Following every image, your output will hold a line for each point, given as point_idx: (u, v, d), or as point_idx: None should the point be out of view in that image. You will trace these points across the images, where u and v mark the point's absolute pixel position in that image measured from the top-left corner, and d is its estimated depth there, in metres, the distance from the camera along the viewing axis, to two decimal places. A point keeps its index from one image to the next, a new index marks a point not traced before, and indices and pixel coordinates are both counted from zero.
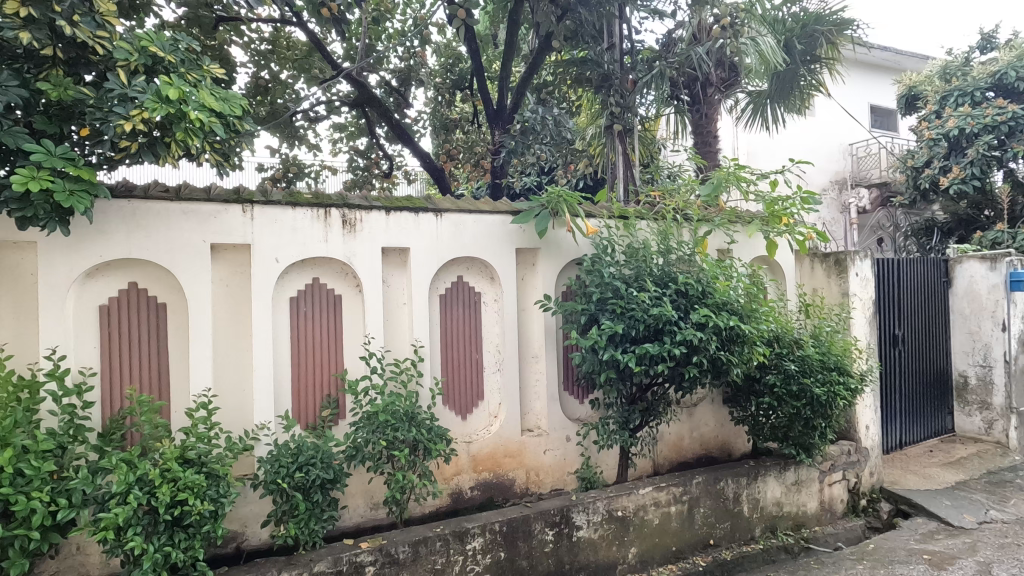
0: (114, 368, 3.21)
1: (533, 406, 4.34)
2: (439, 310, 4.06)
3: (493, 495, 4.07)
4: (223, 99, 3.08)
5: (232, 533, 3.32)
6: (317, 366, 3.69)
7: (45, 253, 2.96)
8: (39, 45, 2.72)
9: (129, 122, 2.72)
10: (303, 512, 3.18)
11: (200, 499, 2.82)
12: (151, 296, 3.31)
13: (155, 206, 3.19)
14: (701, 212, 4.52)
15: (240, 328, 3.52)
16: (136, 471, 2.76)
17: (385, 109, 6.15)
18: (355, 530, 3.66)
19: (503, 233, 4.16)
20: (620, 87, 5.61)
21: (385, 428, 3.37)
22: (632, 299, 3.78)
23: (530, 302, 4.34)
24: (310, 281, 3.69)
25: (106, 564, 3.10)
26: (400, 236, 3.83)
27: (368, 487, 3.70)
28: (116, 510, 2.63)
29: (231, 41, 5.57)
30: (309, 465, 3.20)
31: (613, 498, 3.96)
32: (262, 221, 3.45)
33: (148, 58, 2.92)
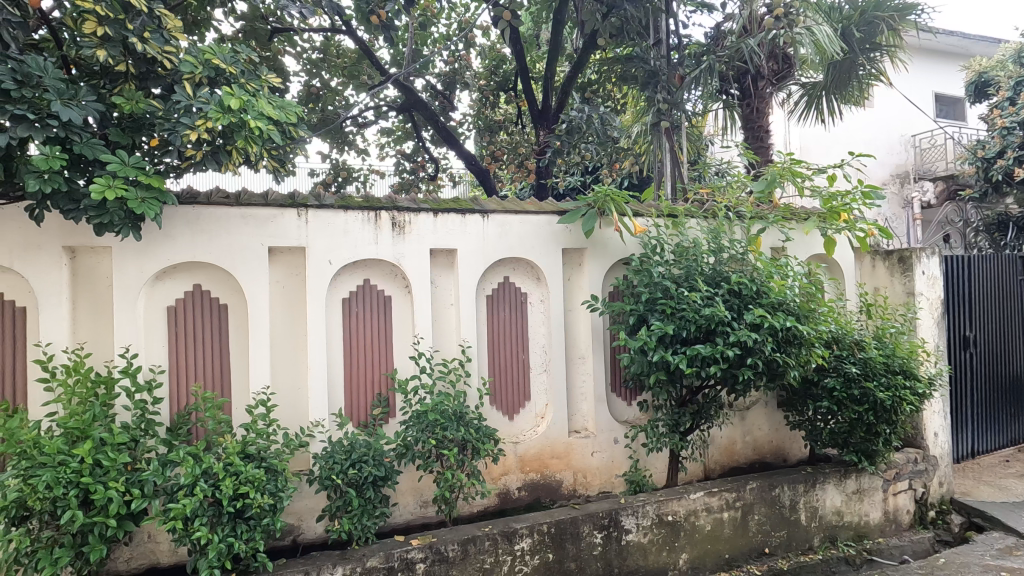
0: (181, 365, 3.38)
1: (580, 407, 4.31)
2: (486, 311, 4.08)
3: (540, 496, 4.07)
4: (279, 108, 3.21)
5: (289, 526, 3.44)
6: (368, 365, 3.78)
7: (121, 258, 3.16)
8: (114, 62, 2.89)
9: (195, 131, 2.86)
10: (357, 508, 3.26)
11: (260, 493, 2.94)
12: (214, 297, 3.47)
13: (218, 212, 3.34)
14: (755, 209, 4.37)
15: (296, 327, 3.65)
16: (202, 464, 2.90)
17: (431, 113, 6.24)
18: (405, 527, 3.72)
19: (549, 233, 4.14)
20: (667, 83, 5.48)
21: (434, 428, 3.42)
22: (682, 299, 3.70)
23: (577, 302, 4.30)
24: (361, 283, 3.78)
25: (174, 552, 3.26)
26: (448, 238, 3.88)
27: (418, 485, 3.76)
28: (184, 501, 2.77)
29: (285, 51, 5.77)
30: (362, 462, 3.28)
31: (663, 503, 3.88)
32: (316, 225, 3.56)
33: (211, 71, 3.07)
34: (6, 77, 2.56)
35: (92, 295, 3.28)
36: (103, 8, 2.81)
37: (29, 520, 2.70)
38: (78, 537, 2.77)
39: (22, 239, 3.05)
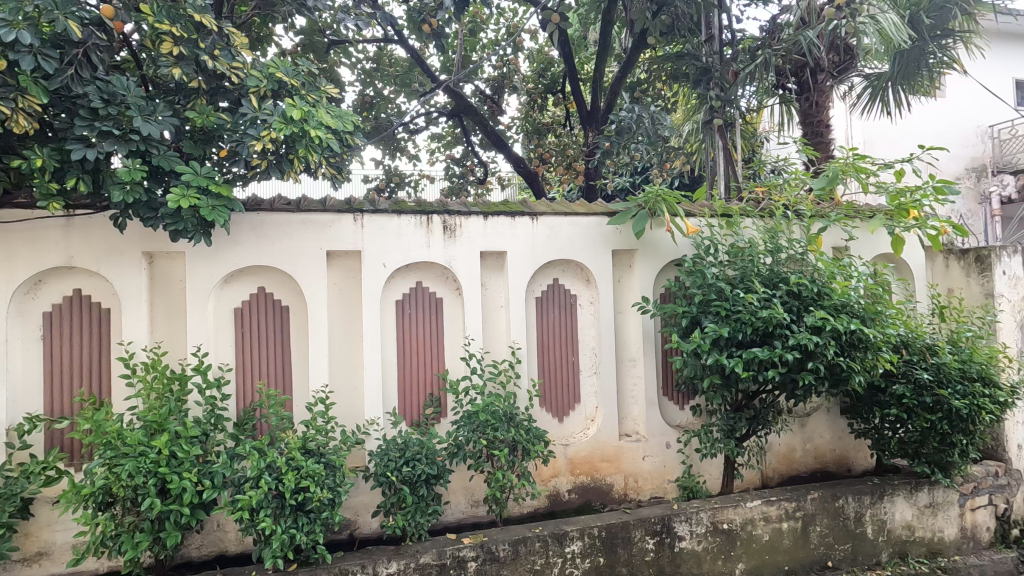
0: (246, 364, 3.56)
1: (631, 410, 4.25)
2: (535, 312, 4.10)
3: (590, 499, 4.04)
4: (337, 117, 3.34)
5: (346, 521, 3.56)
6: (420, 365, 3.86)
7: (193, 261, 3.37)
8: (188, 79, 3.08)
9: (260, 142, 3.02)
10: (410, 505, 3.34)
11: (320, 487, 3.05)
12: (276, 299, 3.64)
13: (280, 218, 3.51)
14: (815, 207, 4.19)
15: (352, 328, 3.78)
16: (266, 458, 3.04)
17: (480, 117, 6.32)
18: (456, 526, 3.77)
19: (599, 235, 4.12)
20: (720, 80, 5.35)
21: (485, 428, 3.46)
22: (737, 301, 3.59)
23: (627, 304, 4.26)
24: (413, 285, 3.88)
25: (241, 542, 3.43)
26: (498, 241, 3.92)
27: (469, 484, 3.81)
28: (250, 493, 2.91)
29: (341, 63, 5.99)
30: (415, 460, 3.36)
31: (718, 511, 3.78)
32: (371, 229, 3.68)
33: (274, 84, 3.23)
34: (94, 97, 2.78)
35: (167, 297, 3.51)
36: (178, 30, 3.00)
37: (113, 506, 2.91)
38: (156, 523, 2.97)
39: (108, 245, 3.30)
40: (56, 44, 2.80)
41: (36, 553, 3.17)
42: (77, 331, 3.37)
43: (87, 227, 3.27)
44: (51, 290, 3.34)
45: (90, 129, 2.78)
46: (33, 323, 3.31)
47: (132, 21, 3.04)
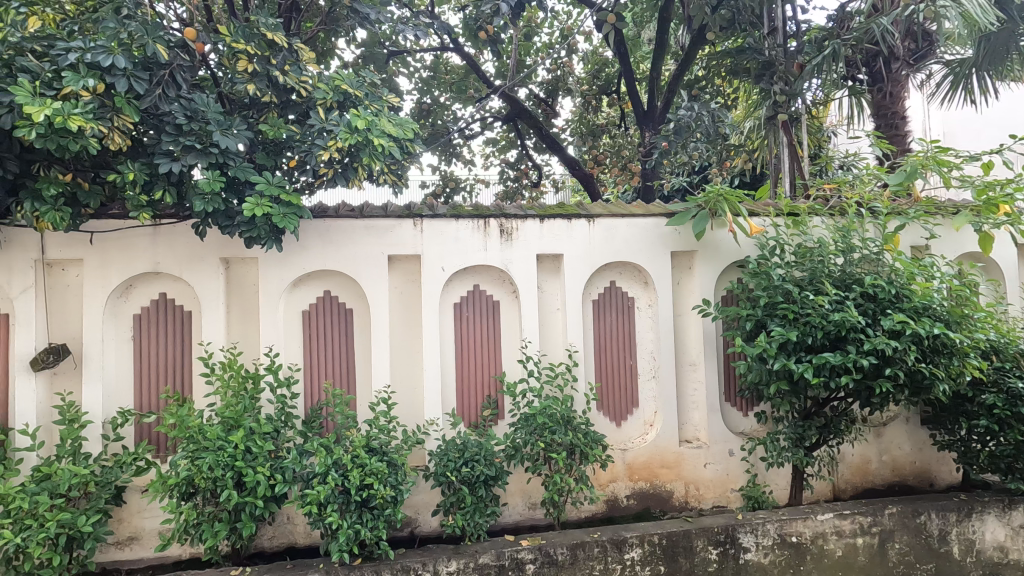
0: (313, 364, 3.71)
1: (691, 415, 4.15)
2: (592, 315, 4.07)
3: (650, 506, 3.96)
4: (398, 125, 3.45)
5: (407, 518, 3.65)
6: (478, 368, 3.91)
7: (265, 266, 3.56)
8: (261, 93, 3.26)
9: (327, 151, 3.16)
10: (470, 505, 3.38)
11: (383, 484, 3.15)
12: (340, 302, 3.79)
13: (344, 224, 3.65)
14: (891, 204, 3.95)
15: (412, 330, 3.88)
16: (333, 455, 3.16)
17: (535, 120, 6.35)
18: (514, 527, 3.79)
19: (657, 236, 4.04)
20: (785, 73, 5.10)
21: (543, 431, 3.46)
22: (806, 303, 3.43)
23: (687, 307, 4.17)
24: (471, 288, 3.93)
25: (309, 535, 3.58)
26: (554, 244, 3.92)
27: (527, 487, 3.82)
28: (318, 488, 3.04)
29: (399, 72, 6.15)
30: (474, 461, 3.40)
31: (785, 523, 3.62)
32: (429, 233, 3.76)
33: (339, 95, 3.37)
34: (179, 114, 2.98)
35: (242, 300, 3.72)
36: (252, 47, 3.18)
37: (195, 496, 3.10)
38: (233, 514, 3.14)
39: (189, 252, 3.54)
40: (145, 66, 3.03)
41: (128, 537, 3.42)
42: (163, 332, 3.63)
43: (172, 235, 3.52)
44: (140, 294, 3.62)
45: (175, 144, 2.98)
46: (125, 325, 3.59)
47: (211, 42, 3.24)
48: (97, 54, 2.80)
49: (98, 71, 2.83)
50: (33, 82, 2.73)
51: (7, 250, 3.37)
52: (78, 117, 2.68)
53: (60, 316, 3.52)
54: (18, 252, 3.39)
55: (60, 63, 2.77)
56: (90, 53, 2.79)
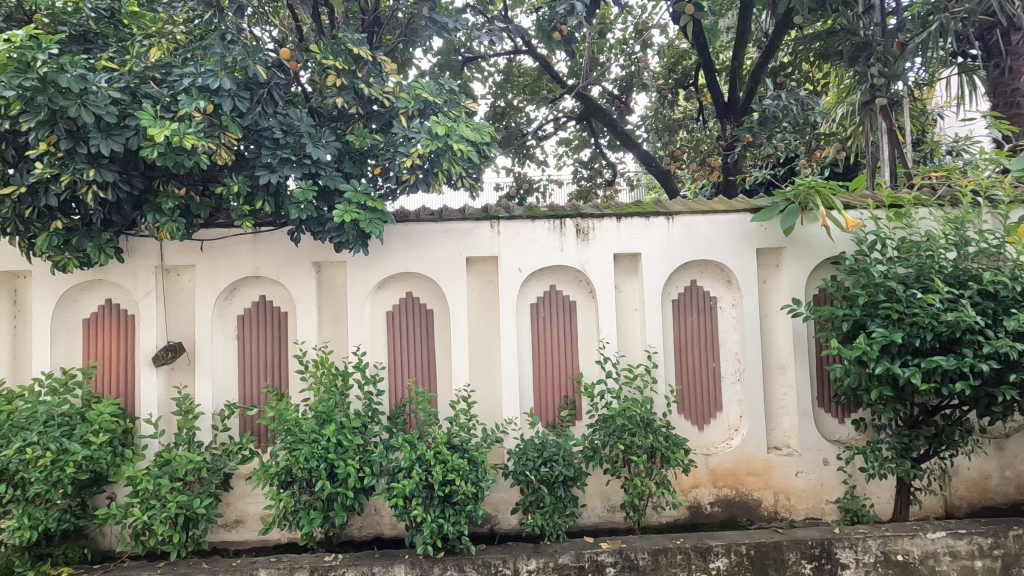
0: (397, 363, 3.87)
1: (780, 421, 3.94)
2: (672, 315, 3.96)
3: (735, 514, 3.80)
4: (476, 129, 3.53)
5: (487, 515, 3.72)
6: (555, 368, 3.91)
7: (353, 269, 3.76)
8: (349, 105, 3.45)
9: (410, 158, 3.30)
10: (549, 505, 3.39)
11: (464, 481, 3.23)
12: (422, 303, 3.92)
13: (425, 228, 3.78)
14: (1013, 192, 3.56)
15: (490, 331, 3.95)
16: (417, 451, 3.28)
17: (610, 118, 6.26)
18: (593, 529, 3.76)
19: (741, 233, 3.87)
20: (883, 53, 4.72)
21: (623, 432, 3.40)
22: (912, 302, 3.16)
23: (775, 306, 3.96)
24: (548, 288, 3.95)
25: (395, 526, 3.73)
26: (632, 243, 3.85)
27: (606, 488, 3.78)
28: (404, 482, 3.16)
29: (474, 78, 6.25)
30: (553, 461, 3.41)
31: (889, 539, 3.35)
32: (507, 234, 3.81)
33: (420, 103, 3.50)
34: (276, 129, 3.21)
35: (331, 301, 3.94)
36: (340, 63, 3.36)
37: (293, 484, 3.32)
38: (326, 503, 3.34)
39: (285, 257, 3.80)
40: (247, 86, 3.28)
41: (235, 519, 3.72)
42: (262, 332, 3.91)
43: (269, 241, 3.79)
44: (243, 295, 3.93)
45: (273, 156, 3.21)
46: (230, 325, 3.91)
47: (304, 60, 3.47)
48: (207, 78, 3.08)
49: (207, 94, 3.11)
50: (154, 106, 3.04)
51: (133, 258, 3.78)
52: (192, 136, 2.94)
53: (176, 316, 3.89)
54: (142, 259, 3.78)
55: (176, 88, 3.07)
56: (202, 78, 3.08)
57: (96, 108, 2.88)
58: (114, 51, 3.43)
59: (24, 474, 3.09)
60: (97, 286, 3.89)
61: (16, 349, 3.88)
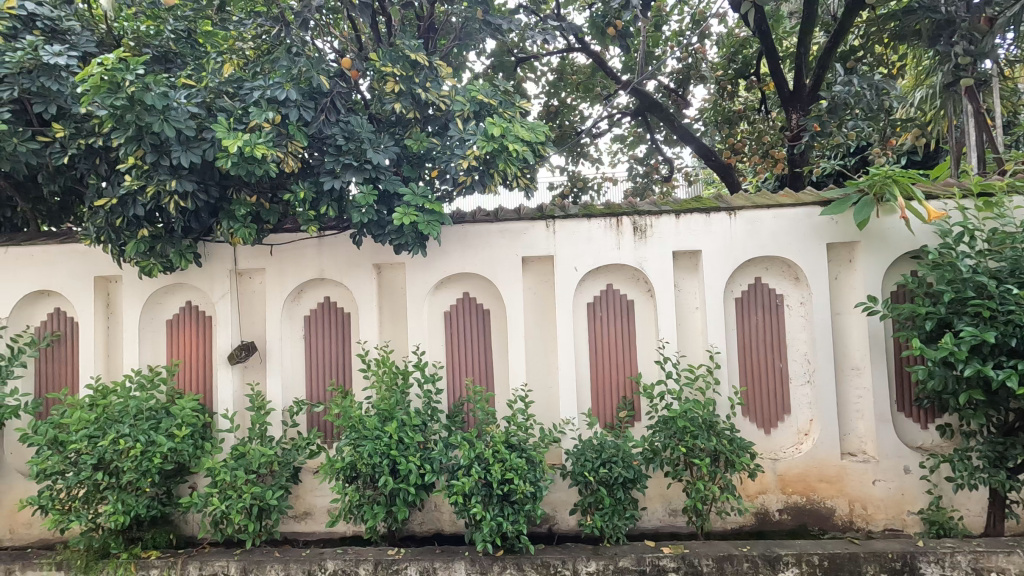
0: (455, 363, 3.93)
1: (854, 425, 3.72)
2: (735, 314, 3.83)
3: (806, 523, 3.62)
4: (531, 129, 3.53)
5: (546, 515, 3.71)
6: (613, 368, 3.85)
7: (412, 271, 3.85)
8: (407, 110, 3.53)
9: (466, 160, 3.34)
10: (608, 507, 3.35)
11: (523, 480, 3.24)
12: (479, 303, 3.96)
13: (481, 228, 3.82)
14: None
15: (547, 330, 3.94)
16: (476, 449, 3.32)
17: (666, 113, 6.10)
18: (654, 533, 3.68)
19: (810, 227, 3.68)
20: (969, 30, 4.36)
21: (684, 435, 3.31)
22: (1006, 299, 2.91)
23: (848, 304, 3.74)
24: (605, 287, 3.90)
25: (454, 523, 3.79)
26: (692, 240, 3.74)
27: (666, 492, 3.69)
28: (464, 480, 3.21)
29: (527, 78, 6.23)
30: (612, 462, 3.36)
31: (981, 555, 3.10)
32: (562, 234, 3.79)
33: (476, 105, 3.54)
34: (339, 136, 3.33)
35: (392, 302, 4.05)
36: (398, 69, 3.44)
37: (357, 479, 3.43)
38: (389, 498, 3.44)
39: (348, 259, 3.93)
40: (311, 95, 3.43)
41: (304, 511, 3.89)
42: (327, 332, 4.07)
43: (333, 245, 3.94)
44: (309, 297, 4.10)
45: (337, 163, 3.33)
46: (298, 325, 4.09)
47: (364, 69, 3.58)
48: (275, 91, 3.24)
49: (275, 105, 3.27)
50: (228, 119, 3.23)
51: (210, 262, 4.02)
52: (262, 146, 3.10)
53: (249, 317, 4.11)
54: (218, 263, 4.02)
55: (247, 100, 3.25)
56: (271, 91, 3.23)
57: (177, 123, 3.08)
58: (191, 69, 3.67)
59: (117, 462, 3.35)
60: (179, 289, 4.16)
61: (109, 348, 4.21)
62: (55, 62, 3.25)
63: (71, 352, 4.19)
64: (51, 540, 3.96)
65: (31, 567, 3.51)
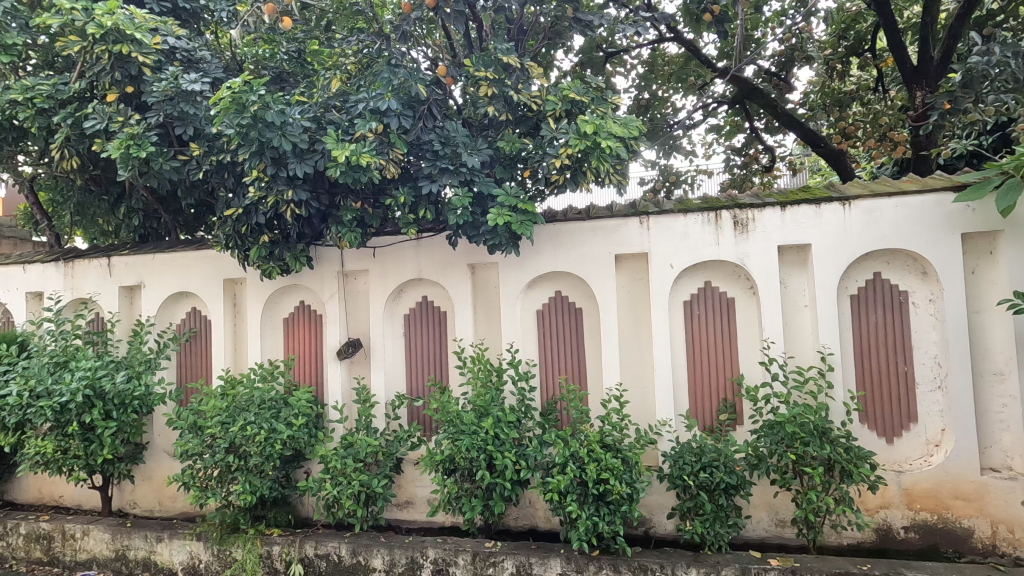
0: (549, 361, 3.96)
1: (997, 437, 3.31)
2: (850, 313, 3.54)
3: (938, 544, 3.28)
4: (623, 125, 3.46)
5: (642, 517, 3.64)
6: (712, 369, 3.70)
7: (505, 270, 3.92)
8: (500, 113, 3.61)
9: (559, 159, 3.36)
10: (709, 513, 3.22)
11: (619, 481, 3.20)
12: (571, 302, 3.95)
13: (573, 227, 3.82)
14: None
15: (641, 329, 3.86)
16: (571, 447, 3.32)
17: (768, 99, 5.72)
18: (759, 544, 3.49)
19: (940, 215, 3.32)
20: None
21: (793, 441, 3.11)
22: None
23: (987, 301, 3.33)
24: (703, 285, 3.75)
25: (549, 520, 3.81)
26: (800, 233, 3.50)
27: (774, 501, 3.49)
28: (559, 477, 3.23)
29: (617, 73, 6.10)
30: (713, 467, 3.23)
31: None
32: (657, 230, 3.70)
33: (568, 104, 3.53)
34: (436, 142, 3.47)
35: (486, 301, 4.15)
36: (491, 73, 3.50)
37: (455, 472, 3.54)
38: (486, 492, 3.53)
39: (444, 260, 4.08)
40: (410, 104, 3.60)
41: (406, 500, 4.09)
42: (426, 330, 4.25)
43: (430, 246, 4.10)
44: (408, 297, 4.30)
45: (434, 168, 3.46)
46: (399, 324, 4.31)
47: (458, 75, 3.69)
48: (377, 102, 3.42)
49: (378, 115, 3.46)
50: (336, 131, 3.47)
51: (321, 264, 4.33)
52: (367, 155, 3.28)
53: (355, 315, 4.39)
54: (327, 265, 4.32)
55: (353, 113, 3.47)
56: (374, 102, 3.42)
57: (293, 137, 3.35)
58: (303, 87, 3.96)
59: (246, 447, 3.71)
60: (294, 290, 4.52)
61: (236, 343, 4.66)
62: (192, 88, 3.64)
63: (205, 346, 4.69)
64: (192, 513, 4.46)
65: (176, 536, 3.98)
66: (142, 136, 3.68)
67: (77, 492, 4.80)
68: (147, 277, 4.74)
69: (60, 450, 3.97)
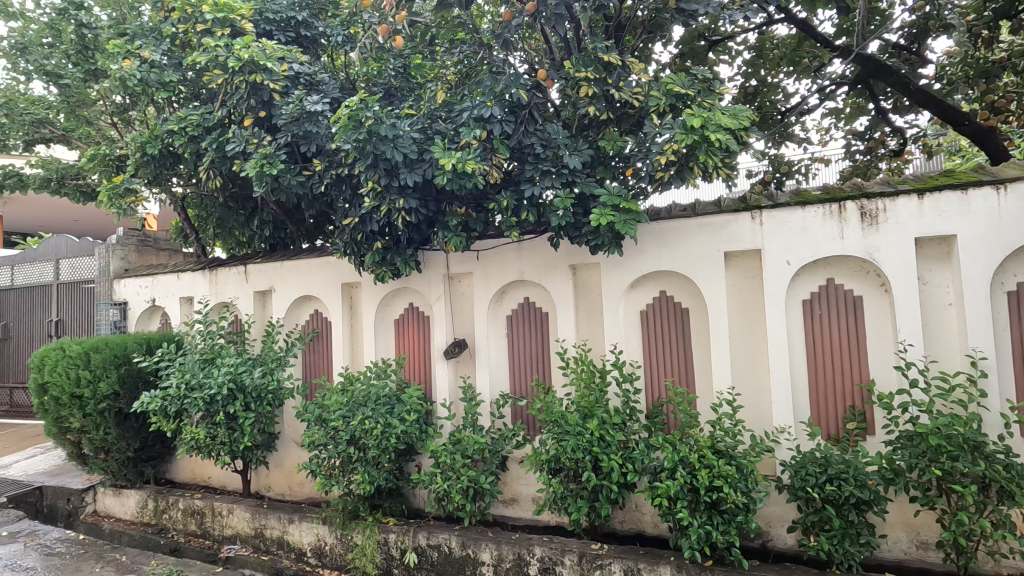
0: (654, 363, 3.87)
1: None
2: (1007, 311, 3.11)
3: None
4: (733, 116, 3.29)
5: (759, 529, 3.44)
6: (837, 373, 3.42)
7: (607, 270, 3.88)
8: (600, 112, 3.60)
9: (663, 156, 3.26)
10: (837, 529, 2.98)
11: (733, 489, 3.05)
12: (677, 301, 3.83)
13: (678, 224, 3.70)
14: None
15: (755, 329, 3.65)
16: (680, 452, 3.21)
17: (898, 76, 5.11)
18: (897, 566, 3.17)
19: None
20: None
21: (938, 455, 2.79)
22: None
23: None
24: (824, 282, 3.47)
25: (657, 526, 3.72)
26: (943, 223, 3.14)
27: (914, 520, 3.16)
28: (668, 483, 3.13)
29: (721, 61, 5.82)
30: (840, 479, 2.98)
31: None
32: (771, 225, 3.48)
33: (672, 98, 3.42)
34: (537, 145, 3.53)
35: (587, 301, 4.13)
36: (592, 73, 3.49)
37: (561, 472, 3.56)
38: (592, 494, 3.51)
39: (545, 261, 4.12)
40: (512, 109, 3.68)
41: (511, 498, 4.18)
42: (528, 330, 4.31)
43: (532, 248, 4.16)
44: (511, 298, 4.39)
45: (536, 171, 3.51)
46: (502, 324, 4.41)
47: (557, 77, 3.71)
48: (480, 110, 3.52)
49: (482, 123, 3.55)
50: (443, 140, 3.63)
51: (428, 268, 4.55)
52: (471, 161, 3.39)
53: (460, 316, 4.55)
54: (434, 269, 4.52)
55: (459, 122, 3.61)
56: (477, 110, 3.53)
57: (403, 148, 3.55)
58: (411, 101, 4.17)
59: (364, 440, 3.98)
60: (404, 293, 4.78)
61: (353, 342, 5.02)
62: (315, 109, 3.98)
63: (327, 345, 5.09)
64: (318, 499, 4.86)
65: (305, 519, 4.35)
66: (273, 155, 4.07)
67: (222, 475, 5.41)
68: (277, 282, 5.23)
69: (210, 436, 4.50)
